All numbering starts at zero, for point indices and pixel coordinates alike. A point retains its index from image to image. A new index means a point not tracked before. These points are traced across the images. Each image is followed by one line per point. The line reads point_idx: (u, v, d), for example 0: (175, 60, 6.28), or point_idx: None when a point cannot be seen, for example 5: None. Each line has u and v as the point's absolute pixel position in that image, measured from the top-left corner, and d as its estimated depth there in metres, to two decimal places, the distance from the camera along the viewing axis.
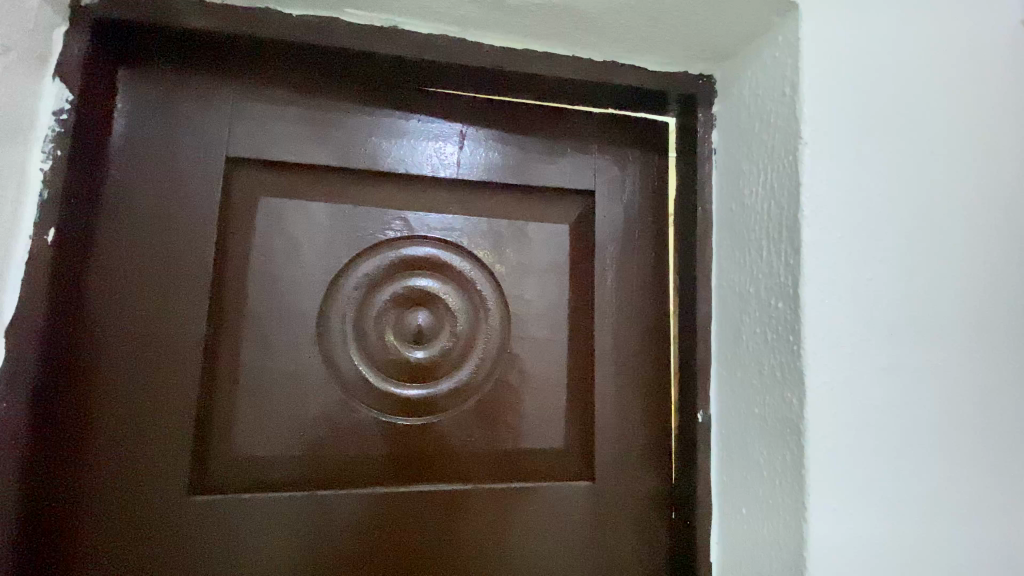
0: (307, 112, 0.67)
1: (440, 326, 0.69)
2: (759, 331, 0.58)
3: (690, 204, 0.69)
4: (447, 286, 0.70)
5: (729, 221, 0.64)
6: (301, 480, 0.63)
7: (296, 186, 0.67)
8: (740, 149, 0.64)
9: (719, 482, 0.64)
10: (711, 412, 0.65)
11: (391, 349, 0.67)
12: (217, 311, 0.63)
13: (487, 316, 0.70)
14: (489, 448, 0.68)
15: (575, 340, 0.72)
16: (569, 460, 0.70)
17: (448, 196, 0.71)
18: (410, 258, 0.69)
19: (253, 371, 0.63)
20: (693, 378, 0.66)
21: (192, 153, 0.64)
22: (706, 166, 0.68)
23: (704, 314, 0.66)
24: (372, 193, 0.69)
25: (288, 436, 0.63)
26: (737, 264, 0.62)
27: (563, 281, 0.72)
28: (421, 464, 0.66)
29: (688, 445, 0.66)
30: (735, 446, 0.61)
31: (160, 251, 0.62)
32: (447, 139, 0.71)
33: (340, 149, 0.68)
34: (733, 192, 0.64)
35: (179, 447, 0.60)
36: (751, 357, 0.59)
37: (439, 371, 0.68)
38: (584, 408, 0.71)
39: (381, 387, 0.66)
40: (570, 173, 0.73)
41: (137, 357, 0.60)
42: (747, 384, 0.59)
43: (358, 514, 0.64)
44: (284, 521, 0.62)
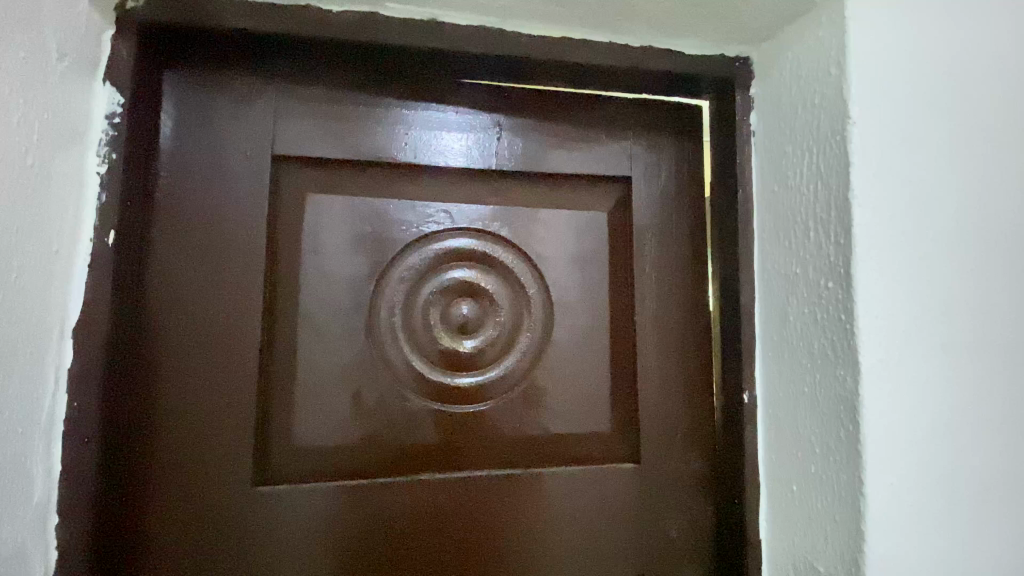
0: (348, 109, 0.68)
1: (485, 317, 0.70)
2: (808, 312, 0.58)
3: (730, 188, 0.69)
4: (490, 276, 0.71)
5: (772, 203, 0.65)
6: (357, 469, 0.65)
7: (340, 183, 0.68)
8: (782, 131, 0.64)
9: (766, 460, 0.65)
10: (757, 393, 0.66)
11: (438, 340, 0.69)
12: (270, 307, 0.65)
13: (530, 305, 0.71)
14: (536, 434, 0.69)
15: (616, 325, 0.72)
16: (614, 444, 0.71)
17: (487, 188, 0.72)
18: (454, 250, 0.70)
19: (307, 365, 0.64)
20: (737, 360, 0.66)
21: (239, 153, 0.65)
22: (745, 149, 0.68)
23: (747, 296, 0.66)
24: (413, 186, 0.70)
25: (343, 427, 0.65)
26: (783, 246, 0.63)
27: (603, 268, 0.73)
28: (471, 450, 0.68)
29: (734, 426, 0.67)
30: (784, 425, 0.62)
31: (212, 249, 0.64)
32: (485, 131, 0.72)
33: (382, 144, 0.68)
34: (776, 174, 0.64)
35: (239, 439, 0.62)
36: (799, 337, 0.59)
37: (486, 360, 0.70)
38: (627, 392, 0.72)
39: (432, 377, 0.68)
40: (607, 161, 0.74)
41: (197, 352, 0.62)
42: (795, 364, 0.60)
43: (414, 501, 0.66)
44: (342, 507, 0.64)
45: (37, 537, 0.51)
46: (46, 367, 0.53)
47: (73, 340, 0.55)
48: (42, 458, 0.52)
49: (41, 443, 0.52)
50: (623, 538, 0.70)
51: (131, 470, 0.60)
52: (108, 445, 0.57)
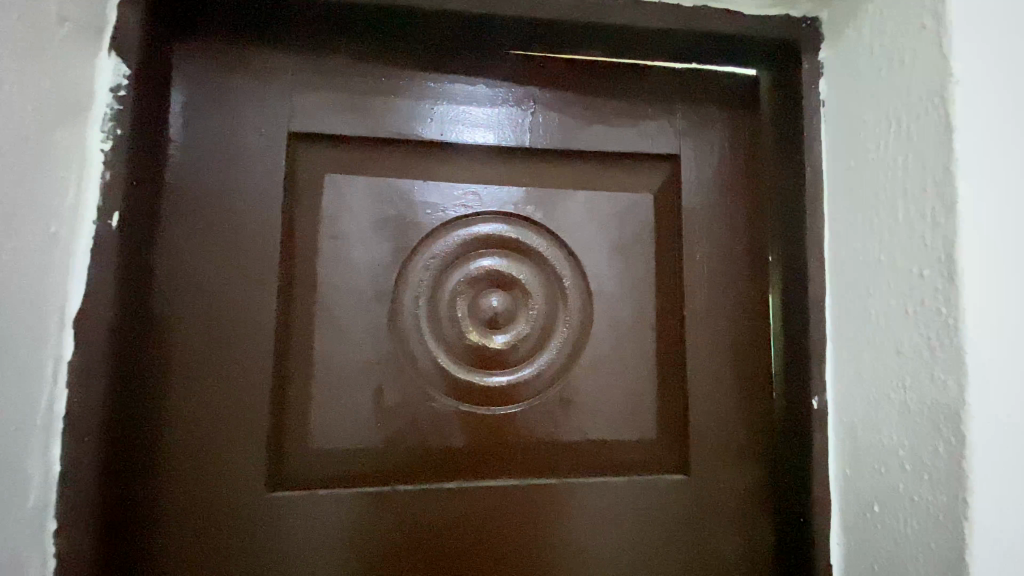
0: (370, 82, 0.63)
1: (517, 309, 0.64)
2: (897, 305, 0.50)
3: (796, 165, 0.61)
4: (523, 265, 0.65)
5: (849, 181, 0.57)
6: (378, 475, 0.59)
7: (362, 162, 0.62)
8: (861, 99, 0.56)
9: (839, 474, 0.57)
10: (828, 398, 0.58)
11: (466, 335, 0.62)
12: (286, 296, 0.59)
13: (567, 296, 0.65)
14: (573, 441, 0.63)
15: (664, 320, 0.65)
16: (662, 453, 0.64)
17: (521, 168, 0.65)
18: (484, 236, 0.64)
19: (325, 360, 0.59)
20: (805, 360, 0.59)
21: (253, 130, 0.60)
22: (814, 121, 0.60)
23: (817, 288, 0.58)
24: (439, 166, 0.64)
25: (364, 429, 0.59)
26: (862, 230, 0.55)
27: (649, 256, 0.65)
28: (502, 455, 0.62)
29: (800, 435, 0.59)
30: (863, 435, 0.54)
31: (224, 234, 0.59)
32: (519, 105, 0.65)
33: (406, 120, 0.63)
34: (852, 148, 0.56)
35: (254, 439, 0.57)
36: (885, 334, 0.51)
37: (519, 357, 0.63)
38: (677, 395, 0.64)
39: (460, 376, 0.62)
40: (654, 138, 0.66)
41: (209, 345, 0.57)
42: (879, 365, 0.52)
43: (440, 511, 0.60)
44: (362, 517, 0.58)
45: (35, 543, 0.47)
46: (44, 358, 0.49)
47: (73, 330, 0.51)
48: (41, 458, 0.48)
49: (39, 441, 0.48)
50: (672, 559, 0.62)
51: (138, 472, 0.55)
52: (115, 446, 0.53)
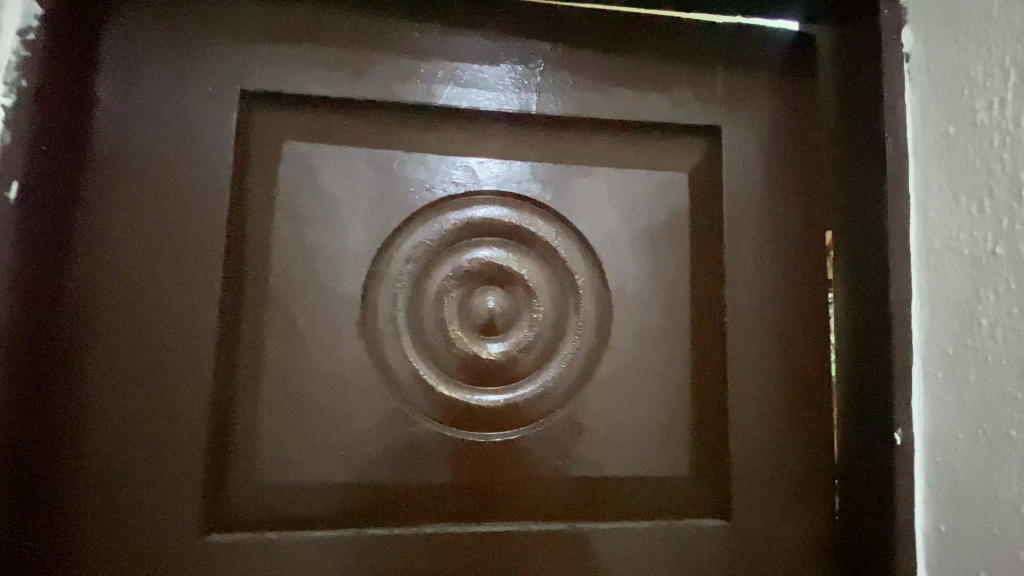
0: (343, 32, 0.51)
1: (517, 312, 0.52)
2: (1021, 313, 0.38)
3: (870, 136, 0.48)
4: (527, 259, 0.53)
5: (948, 155, 0.44)
6: (342, 516, 0.48)
7: (330, 129, 0.51)
8: (968, 48, 0.43)
9: (929, 530, 0.44)
10: (915, 431, 0.45)
11: (455, 342, 0.51)
12: (234, 291, 0.48)
13: (581, 296, 0.53)
14: (585, 475, 0.51)
15: (698, 328, 0.53)
16: (695, 492, 0.51)
17: (525, 140, 0.53)
18: (479, 222, 0.53)
19: (280, 371, 0.48)
20: (882, 381, 0.46)
21: (198, 89, 0.49)
22: (896, 79, 0.47)
23: (902, 290, 0.46)
24: (426, 135, 0.52)
25: (327, 458, 0.48)
26: (971, 216, 0.42)
27: (681, 249, 0.53)
28: (498, 493, 0.50)
29: (874, 476, 0.47)
30: (967, 483, 0.41)
31: (160, 214, 0.47)
32: (523, 63, 0.53)
33: (386, 80, 0.51)
34: (953, 112, 0.44)
35: (192, 465, 0.46)
36: (1005, 353, 0.39)
37: (521, 371, 0.52)
38: (715, 419, 0.52)
39: (446, 393, 0.50)
40: (689, 106, 0.54)
41: (139, 348, 0.46)
42: (995, 393, 0.39)
43: (418, 564, 0.48)
44: (319, 568, 0.47)
45: None
46: None
47: None
48: None
49: None
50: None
51: (43, 509, 0.43)
52: (11, 481, 0.41)
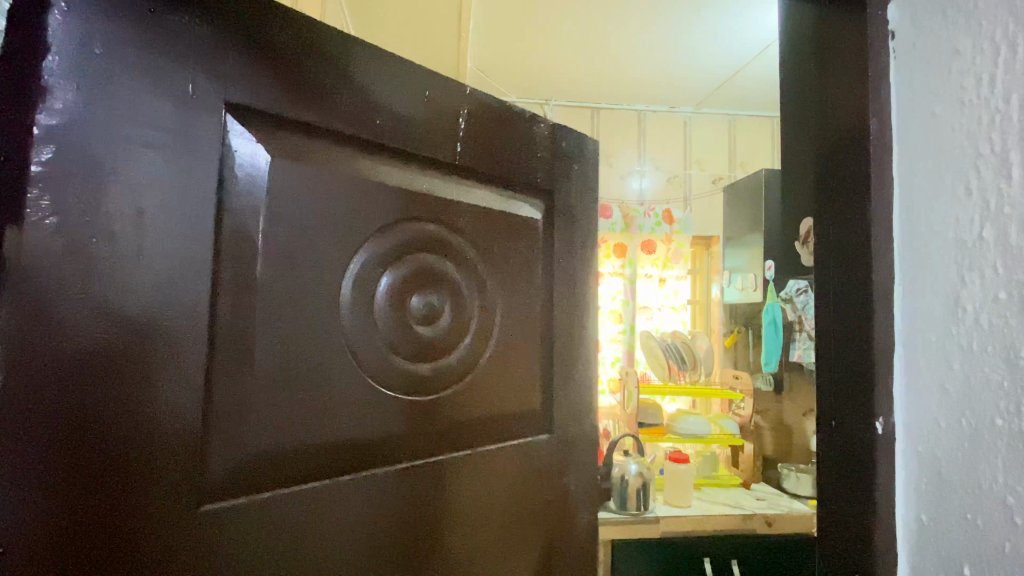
0: (312, 58, 0.56)
1: (438, 305, 0.69)
2: (1008, 299, 0.37)
3: (853, 117, 0.47)
4: (445, 265, 0.70)
5: (932, 136, 0.43)
6: (318, 470, 0.55)
7: (302, 143, 0.55)
8: (957, 21, 0.41)
9: (910, 520, 0.43)
10: (897, 418, 0.44)
11: (399, 331, 0.64)
12: (213, 288, 0.48)
13: (478, 291, 0.74)
14: (480, 417, 0.73)
15: (540, 315, 0.84)
16: (529, 421, 0.82)
17: (449, 183, 0.72)
18: (414, 237, 0.66)
19: (253, 359, 0.50)
20: (864, 369, 0.45)
21: (175, 87, 0.45)
22: (881, 59, 0.46)
23: (883, 276, 0.45)
24: (384, 166, 0.63)
25: (310, 420, 0.54)
26: (952, 199, 0.41)
27: (536, 263, 0.84)
28: (432, 437, 0.67)
29: (853, 463, 0.46)
30: (946, 471, 0.40)
31: (146, 212, 0.43)
32: (443, 122, 0.71)
33: (350, 112, 0.59)
34: (938, 90, 0.42)
35: (165, 472, 0.44)
36: (988, 339, 0.38)
37: (444, 348, 0.68)
38: (537, 375, 0.83)
39: (396, 373, 0.63)
40: (533, 170, 0.86)
41: (77, 378, 0.40)
42: (978, 382, 0.38)
43: (374, 499, 0.60)
44: (300, 516, 0.53)
45: None
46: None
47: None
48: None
49: None
50: (502, 504, 0.77)
51: None
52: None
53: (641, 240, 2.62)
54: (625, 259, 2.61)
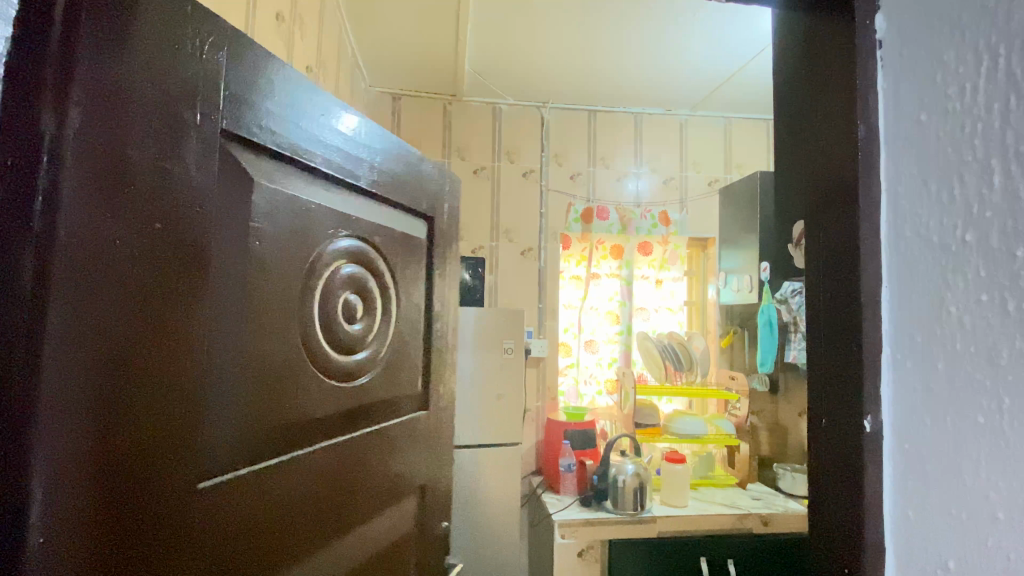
0: (279, 94, 0.66)
1: (360, 306, 0.82)
2: (990, 301, 0.38)
3: (844, 122, 0.48)
4: (366, 274, 0.84)
5: (916, 142, 0.44)
6: (274, 447, 0.65)
7: (271, 166, 0.65)
8: (943, 31, 0.42)
9: (898, 515, 0.44)
10: (884, 417, 0.45)
11: (335, 324, 0.76)
12: (200, 284, 0.55)
13: (386, 298, 0.90)
14: (386, 397, 0.89)
15: (419, 315, 1.02)
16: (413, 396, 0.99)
17: (364, 202, 0.85)
18: (350, 248, 0.80)
19: (235, 338, 0.59)
20: (854, 369, 0.46)
21: (189, 121, 0.53)
22: (870, 67, 0.47)
23: (872, 278, 0.46)
24: (325, 188, 0.75)
25: (270, 404, 0.64)
26: (935, 203, 0.42)
27: (418, 270, 1.02)
28: (350, 417, 0.79)
29: (844, 460, 0.47)
30: (931, 468, 0.42)
31: (167, 203, 0.51)
32: (366, 155, 0.85)
33: (305, 143, 0.70)
34: (924, 97, 0.44)
35: (175, 415, 0.52)
36: (969, 339, 0.39)
37: (362, 344, 0.82)
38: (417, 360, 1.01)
39: (333, 359, 0.75)
40: (422, 197, 1.03)
41: (117, 327, 0.46)
42: (960, 380, 0.40)
43: (311, 474, 0.71)
44: (259, 485, 0.62)
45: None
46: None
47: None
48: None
49: None
50: (324, 506, 0.74)
51: None
52: (63, 431, 0.42)
53: (637, 242, 2.62)
54: (620, 260, 2.61)
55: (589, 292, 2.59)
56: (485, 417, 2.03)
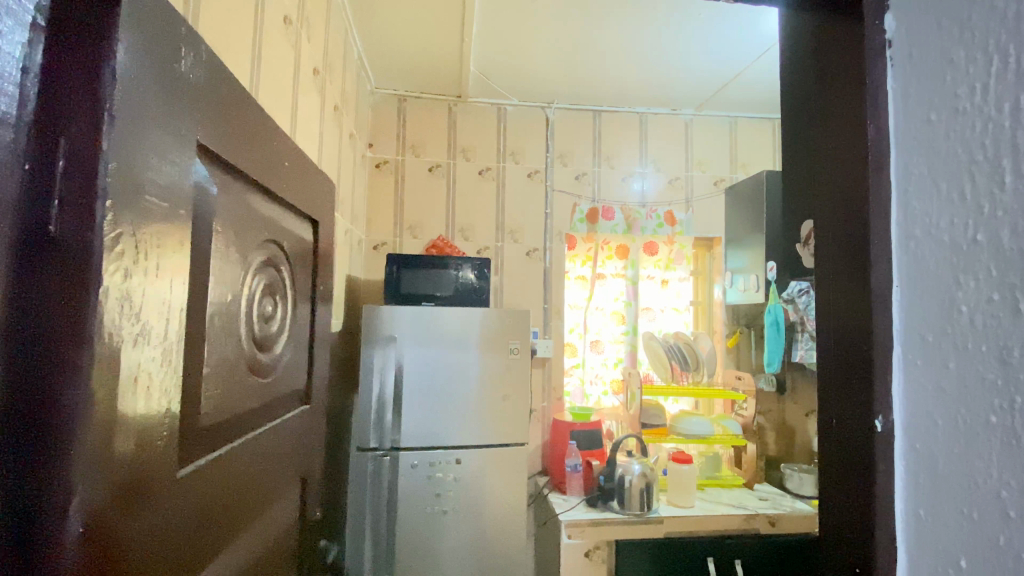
0: (233, 105, 0.68)
1: (270, 310, 0.87)
2: (1002, 300, 0.38)
3: (852, 124, 0.48)
4: (275, 280, 0.89)
5: (926, 142, 0.44)
6: (216, 441, 0.66)
7: (223, 174, 0.68)
8: (951, 33, 0.42)
9: (907, 514, 0.44)
10: (892, 417, 0.45)
11: (255, 325, 0.81)
12: (184, 285, 0.56)
13: (287, 302, 0.95)
14: (281, 393, 0.93)
15: (307, 317, 1.05)
16: (297, 392, 1.03)
17: (277, 210, 0.89)
18: (266, 255, 0.85)
19: (193, 338, 0.61)
20: (863, 369, 0.46)
21: (181, 130, 0.55)
22: (877, 68, 0.47)
23: (880, 279, 0.46)
24: (254, 195, 0.79)
25: (211, 401, 0.66)
26: (945, 202, 0.42)
27: (305, 274, 1.05)
28: (257, 415, 0.82)
29: (854, 458, 0.47)
30: (941, 466, 0.42)
31: (166, 207, 0.52)
32: (281, 165, 0.88)
33: (249, 153, 0.74)
34: (932, 97, 0.44)
35: (164, 407, 0.53)
36: (978, 339, 0.39)
37: (269, 344, 0.87)
38: (303, 356, 1.05)
39: (253, 358, 0.80)
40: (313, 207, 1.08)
41: (130, 323, 0.47)
42: (970, 381, 0.40)
43: (242, 466, 0.73)
44: (211, 477, 0.64)
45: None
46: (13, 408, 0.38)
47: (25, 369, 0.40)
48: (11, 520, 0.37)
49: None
50: (247, 497, 0.75)
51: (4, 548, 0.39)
52: (95, 426, 0.43)
53: (642, 242, 2.62)
54: (626, 260, 2.61)
55: (594, 291, 2.60)
56: (490, 418, 2.04)
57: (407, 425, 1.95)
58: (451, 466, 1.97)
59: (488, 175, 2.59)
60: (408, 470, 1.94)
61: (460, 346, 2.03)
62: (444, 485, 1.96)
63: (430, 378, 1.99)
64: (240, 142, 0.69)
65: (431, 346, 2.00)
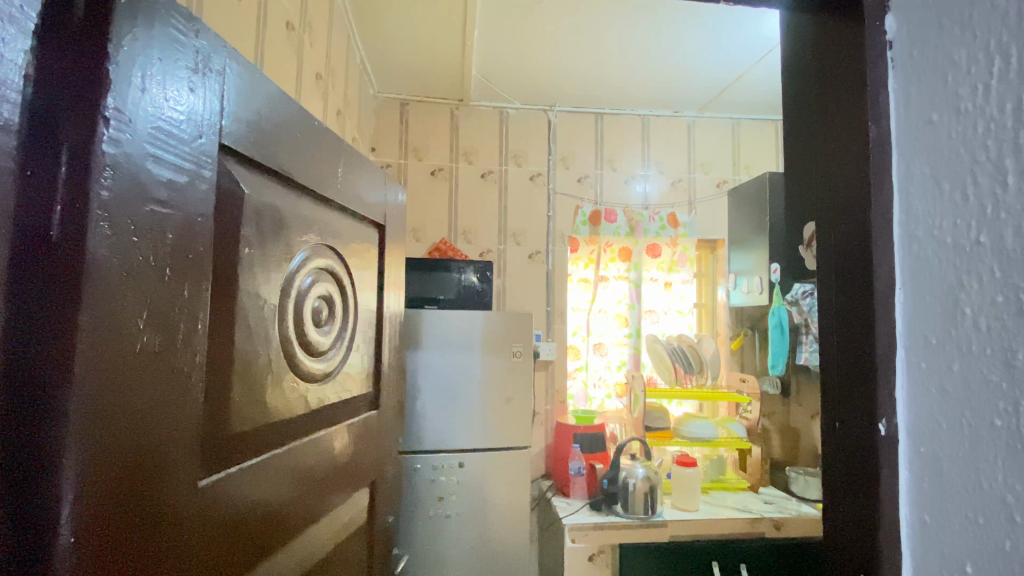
0: (266, 110, 0.69)
1: (326, 313, 0.86)
2: (1005, 301, 0.37)
3: (853, 126, 0.48)
4: (332, 284, 0.89)
5: (929, 143, 0.44)
6: (255, 447, 0.67)
7: (259, 179, 0.69)
8: (951, 34, 0.42)
9: (913, 519, 0.44)
10: (898, 421, 0.45)
11: (306, 329, 0.80)
12: (205, 289, 0.56)
13: (348, 306, 0.94)
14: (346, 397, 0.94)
15: (372, 320, 1.06)
16: (365, 397, 1.04)
17: (332, 213, 0.90)
18: (319, 260, 0.84)
19: (224, 341, 0.62)
20: (863, 370, 0.46)
21: (194, 136, 0.55)
22: (877, 69, 0.47)
23: (883, 281, 0.45)
24: (304, 201, 0.80)
25: (253, 406, 0.66)
26: (949, 204, 0.42)
27: (371, 277, 1.06)
28: (315, 419, 0.82)
29: (857, 461, 0.47)
30: (947, 470, 0.41)
31: (175, 211, 0.52)
32: (333, 170, 0.89)
33: (289, 159, 0.75)
34: (934, 97, 0.43)
35: (176, 411, 0.52)
36: (982, 341, 0.39)
37: (326, 348, 0.86)
38: (370, 359, 1.05)
39: (303, 362, 0.79)
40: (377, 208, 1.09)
41: (132, 327, 0.47)
42: (975, 384, 0.39)
43: (286, 472, 0.73)
44: (243, 483, 0.64)
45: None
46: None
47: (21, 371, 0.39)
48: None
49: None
50: (294, 503, 0.76)
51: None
52: (88, 426, 0.42)
53: (647, 244, 2.62)
54: (629, 262, 2.60)
55: (598, 294, 2.59)
56: (495, 421, 2.04)
57: (412, 428, 1.96)
58: (454, 470, 1.97)
59: (490, 178, 2.59)
60: (411, 472, 1.94)
61: (466, 349, 2.03)
62: (446, 489, 1.95)
63: (441, 381, 2.00)
64: (266, 146, 0.69)
65: (437, 350, 2.00)
